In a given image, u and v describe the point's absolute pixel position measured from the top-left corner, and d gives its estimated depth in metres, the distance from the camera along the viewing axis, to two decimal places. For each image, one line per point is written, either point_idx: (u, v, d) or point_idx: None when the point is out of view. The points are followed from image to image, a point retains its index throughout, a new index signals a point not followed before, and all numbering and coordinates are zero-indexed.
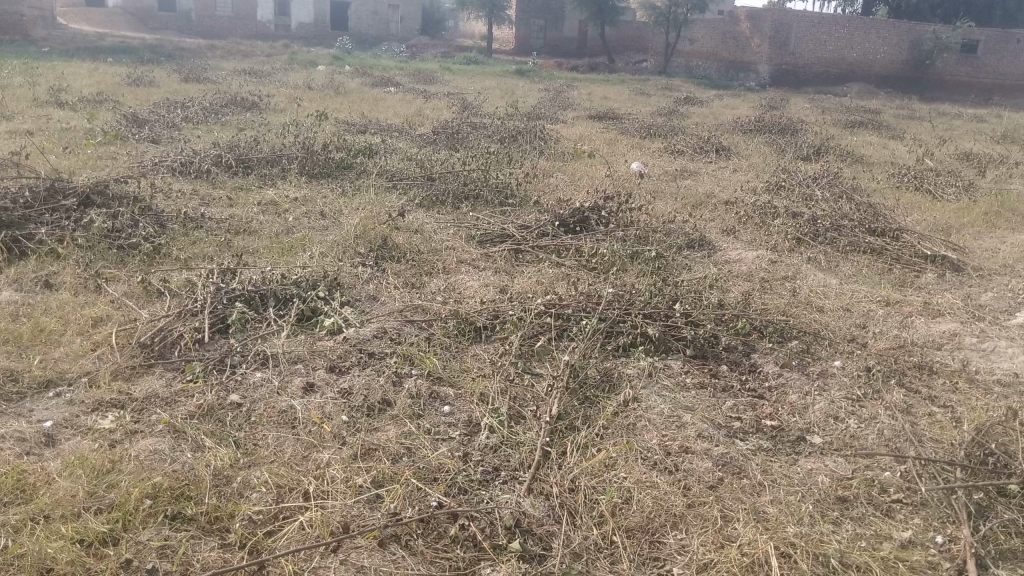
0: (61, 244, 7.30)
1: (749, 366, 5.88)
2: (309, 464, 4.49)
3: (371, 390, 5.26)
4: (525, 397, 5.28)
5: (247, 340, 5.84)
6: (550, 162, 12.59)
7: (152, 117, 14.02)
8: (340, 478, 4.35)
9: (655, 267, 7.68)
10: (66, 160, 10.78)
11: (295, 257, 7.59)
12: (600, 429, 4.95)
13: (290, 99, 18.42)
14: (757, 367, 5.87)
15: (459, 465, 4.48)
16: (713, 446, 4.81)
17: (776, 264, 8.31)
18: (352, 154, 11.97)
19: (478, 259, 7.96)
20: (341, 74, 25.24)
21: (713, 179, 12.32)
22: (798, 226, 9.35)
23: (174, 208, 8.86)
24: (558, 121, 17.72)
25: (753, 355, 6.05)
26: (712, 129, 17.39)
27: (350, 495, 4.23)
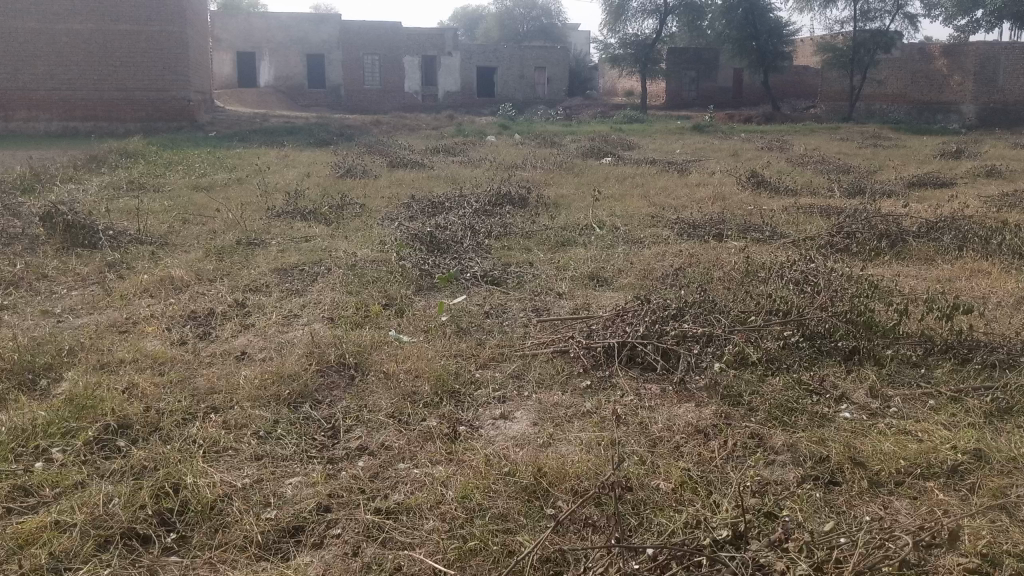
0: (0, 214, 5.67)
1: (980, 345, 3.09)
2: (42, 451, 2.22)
3: (259, 364, 2.98)
4: (537, 370, 2.84)
5: (139, 303, 3.79)
6: (669, 163, 10.15)
7: (242, 138, 12.87)
8: (70, 484, 2.05)
9: (796, 241, 5.05)
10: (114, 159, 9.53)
11: (287, 233, 5.58)
12: (656, 430, 2.37)
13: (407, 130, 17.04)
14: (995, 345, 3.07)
15: (324, 481, 2.07)
16: (910, 468, 2.11)
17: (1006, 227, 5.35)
18: (428, 160, 10.07)
19: (539, 233, 5.63)
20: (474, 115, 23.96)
21: (884, 173, 9.39)
22: (1018, 203, 6.38)
23: (185, 194, 7.16)
24: (703, 137, 15.14)
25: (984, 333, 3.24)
26: (886, 140, 14.26)
27: (61, 513, 1.91)
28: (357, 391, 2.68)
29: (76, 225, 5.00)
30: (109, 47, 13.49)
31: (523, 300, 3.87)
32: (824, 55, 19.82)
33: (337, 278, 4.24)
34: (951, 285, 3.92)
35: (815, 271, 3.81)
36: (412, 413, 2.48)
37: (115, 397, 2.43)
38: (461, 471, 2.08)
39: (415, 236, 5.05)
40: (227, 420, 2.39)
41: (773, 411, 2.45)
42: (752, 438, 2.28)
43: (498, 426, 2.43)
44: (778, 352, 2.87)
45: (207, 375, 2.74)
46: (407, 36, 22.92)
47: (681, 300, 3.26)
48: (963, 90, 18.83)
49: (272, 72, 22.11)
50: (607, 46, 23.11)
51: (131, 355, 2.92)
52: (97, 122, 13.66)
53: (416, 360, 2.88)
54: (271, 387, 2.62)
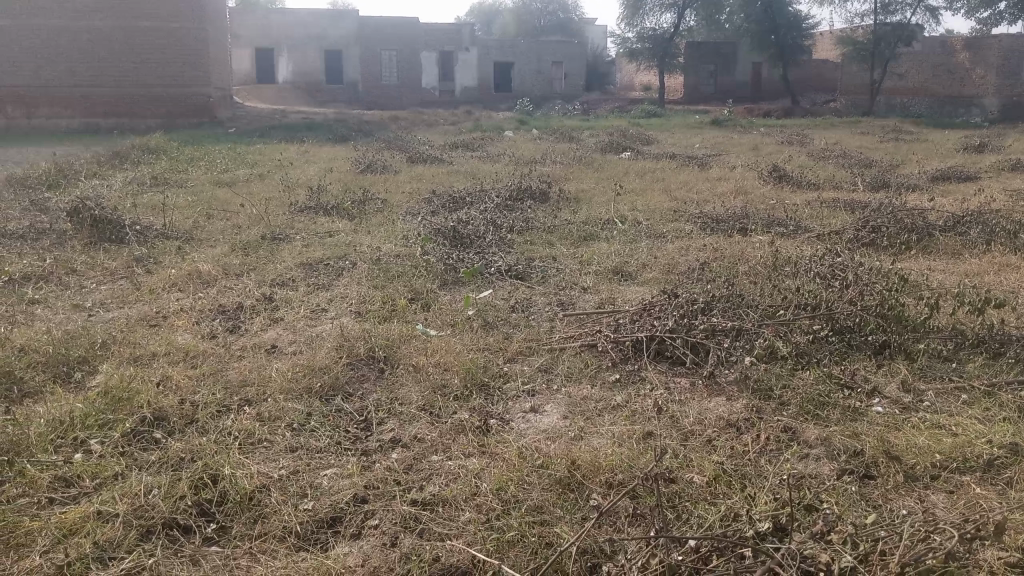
0: (28, 211, 5.74)
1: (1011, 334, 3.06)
2: (79, 432, 2.25)
3: (289, 353, 3.01)
4: (565, 364, 2.85)
5: (168, 297, 3.83)
6: (688, 157, 10.12)
7: (263, 133, 12.95)
8: (106, 467, 2.07)
9: (820, 236, 5.02)
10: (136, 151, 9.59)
11: (310, 228, 5.61)
12: (687, 419, 2.37)
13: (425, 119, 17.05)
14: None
15: (359, 471, 2.07)
16: (946, 461, 2.10)
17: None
18: (447, 155, 10.08)
19: (562, 228, 5.63)
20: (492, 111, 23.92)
21: (906, 167, 9.33)
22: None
23: (209, 188, 7.21)
24: (721, 130, 15.08)
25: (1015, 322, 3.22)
26: (906, 134, 14.13)
27: (100, 495, 1.93)
28: (387, 384, 2.70)
29: (103, 220, 5.04)
30: (130, 44, 13.62)
31: (548, 294, 3.88)
32: (845, 48, 19.65)
33: (362, 273, 4.26)
34: (977, 280, 3.91)
35: (843, 267, 3.80)
36: (443, 406, 2.49)
37: (150, 390, 2.45)
38: (495, 464, 2.09)
39: (438, 229, 5.06)
40: (260, 412, 2.42)
41: (803, 405, 2.45)
42: (785, 432, 2.28)
43: (528, 419, 2.43)
44: (807, 346, 2.87)
45: (239, 369, 2.76)
46: (425, 32, 23.00)
47: (708, 294, 3.26)
48: (985, 84, 18.66)
49: (290, 68, 22.18)
50: (625, 40, 23.03)
51: (162, 348, 2.95)
52: (117, 118, 13.74)
53: (445, 353, 2.89)
54: (302, 380, 2.65)
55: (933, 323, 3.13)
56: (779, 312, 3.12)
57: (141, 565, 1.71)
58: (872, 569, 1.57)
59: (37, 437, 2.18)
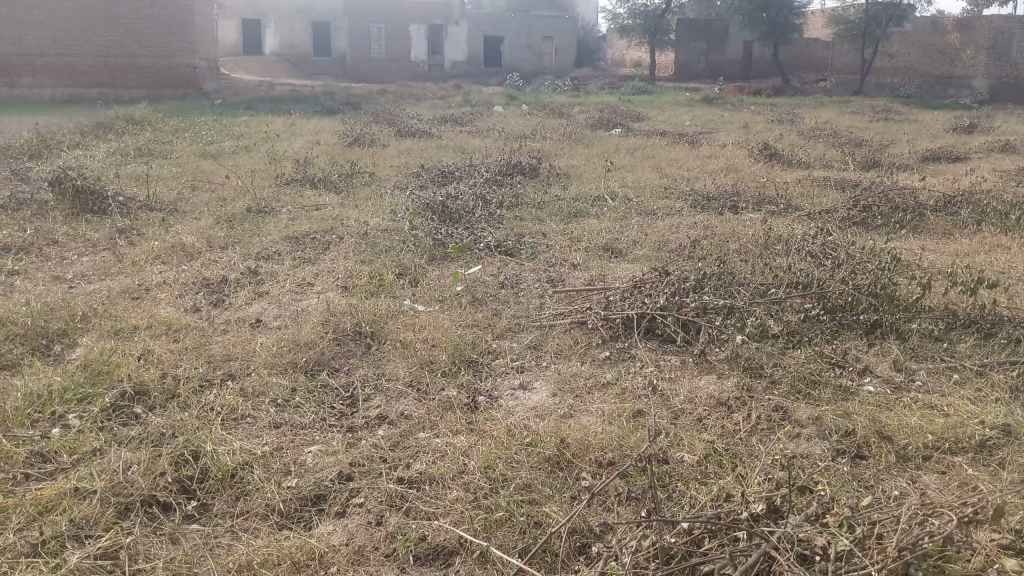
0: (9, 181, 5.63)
1: (999, 313, 3.04)
2: (55, 404, 2.19)
3: (275, 326, 2.97)
4: (554, 341, 2.81)
5: (151, 270, 3.76)
6: (679, 134, 10.05)
7: (249, 105, 12.78)
8: (82, 443, 2.02)
9: (811, 214, 5.00)
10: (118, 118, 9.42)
11: (296, 201, 5.53)
12: (677, 397, 2.34)
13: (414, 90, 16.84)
14: (1016, 315, 3.03)
15: (344, 449, 2.03)
16: (938, 442, 2.08)
17: (1023, 197, 5.30)
18: (436, 129, 9.99)
19: (552, 204, 5.58)
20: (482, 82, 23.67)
21: (895, 147, 9.31)
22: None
23: (193, 159, 7.09)
24: (711, 108, 15.02)
25: (1003, 301, 3.20)
26: (896, 114, 14.10)
27: (76, 471, 1.89)
28: (373, 360, 2.66)
29: (85, 190, 4.94)
30: (114, 13, 13.39)
31: (537, 270, 3.83)
32: (837, 27, 19.56)
33: (349, 247, 4.20)
34: (967, 260, 3.90)
35: (835, 248, 3.78)
36: (431, 382, 2.46)
37: (130, 364, 2.40)
38: (483, 442, 2.05)
39: (426, 204, 5.00)
40: (244, 387, 2.37)
41: (793, 383, 2.43)
42: (777, 411, 2.25)
43: (517, 396, 2.40)
44: (798, 325, 2.85)
45: (222, 343, 2.71)
46: (414, 5, 22.73)
47: (699, 272, 3.22)
48: (976, 63, 18.79)
49: (277, 40, 21.91)
50: (616, 16, 22.83)
51: (144, 321, 2.89)
52: (101, 88, 13.52)
53: (433, 329, 2.85)
54: (286, 355, 2.60)
55: (924, 303, 3.11)
56: (769, 290, 3.09)
57: (119, 543, 1.67)
58: (866, 552, 1.55)
59: (14, 412, 2.13)
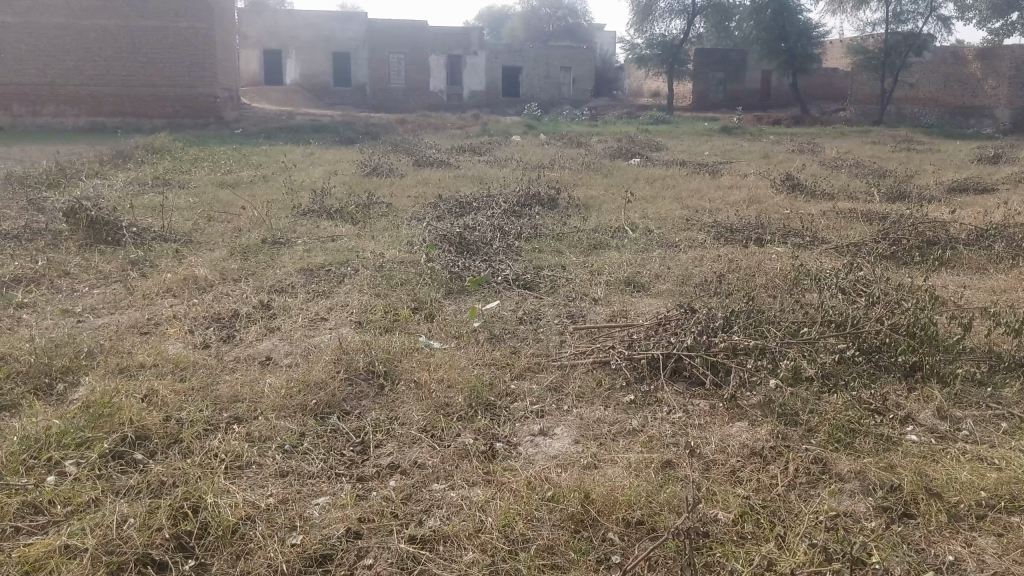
0: (25, 211, 5.60)
1: None
2: (50, 449, 2.08)
3: (287, 364, 2.86)
4: (576, 383, 2.69)
5: (162, 303, 3.67)
6: (699, 164, 9.93)
7: (268, 134, 12.83)
8: (74, 494, 1.90)
9: (838, 248, 4.86)
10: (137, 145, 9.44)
11: (312, 231, 5.47)
12: (707, 446, 2.20)
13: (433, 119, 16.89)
14: None
15: (351, 504, 1.90)
16: (993, 501, 1.92)
17: None
18: (454, 159, 9.96)
19: (572, 235, 5.48)
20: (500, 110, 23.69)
21: (920, 178, 9.16)
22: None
23: (210, 189, 7.06)
24: (731, 137, 14.94)
25: None
26: (918, 144, 13.94)
27: (65, 528, 1.77)
28: (386, 402, 2.55)
29: (100, 221, 4.91)
30: (137, 44, 13.53)
31: (557, 305, 3.72)
32: (856, 57, 19.48)
33: (365, 279, 4.11)
34: (1005, 296, 3.75)
35: (868, 285, 3.65)
36: (447, 426, 2.34)
37: (133, 405, 2.29)
38: (501, 496, 1.92)
39: (443, 236, 4.91)
40: (250, 431, 2.27)
41: (831, 432, 2.29)
42: (816, 462, 2.12)
43: (537, 443, 2.27)
44: (833, 367, 2.71)
45: (230, 383, 2.60)
46: (434, 36, 22.89)
47: (727, 310, 3.10)
48: (997, 94, 18.50)
49: (298, 70, 22.10)
50: (634, 46, 22.84)
51: (151, 359, 2.79)
52: (122, 117, 13.59)
53: (449, 369, 2.73)
54: (297, 396, 2.49)
55: (965, 344, 2.96)
56: (801, 330, 2.96)
57: None
58: None
59: (8, 457, 2.02)
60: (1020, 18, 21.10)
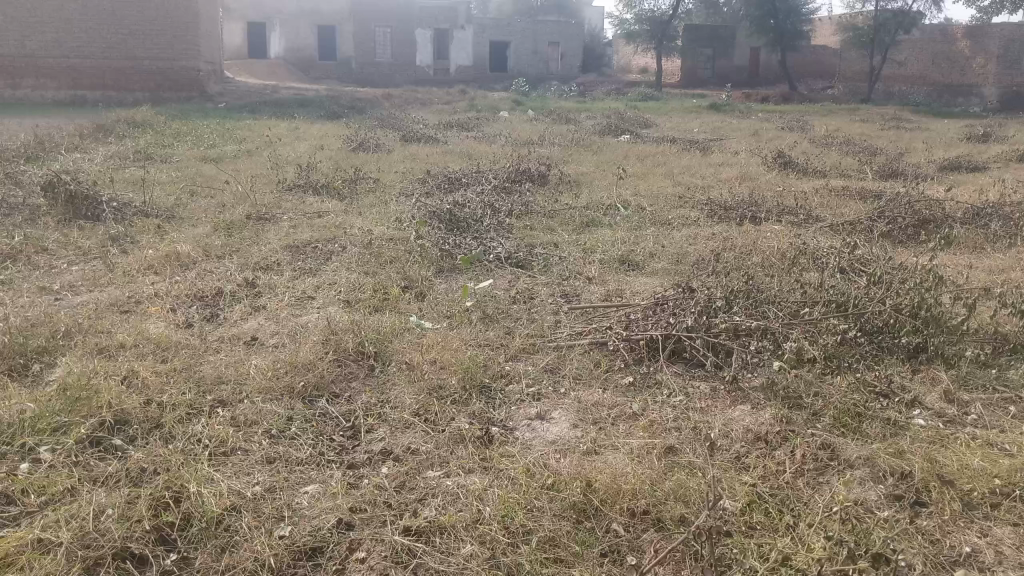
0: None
1: None
2: (20, 434, 1.98)
3: (275, 345, 2.77)
4: (572, 364, 2.61)
5: (143, 280, 3.56)
6: (690, 141, 9.85)
7: (253, 109, 12.62)
8: (47, 485, 1.80)
9: (834, 226, 4.80)
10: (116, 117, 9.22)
11: (298, 207, 5.34)
12: (712, 432, 2.12)
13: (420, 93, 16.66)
14: None
15: (342, 494, 1.82)
16: (1008, 490, 1.86)
17: None
18: (442, 135, 9.81)
19: (563, 212, 5.39)
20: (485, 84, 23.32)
21: (911, 156, 9.11)
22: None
23: (192, 164, 6.89)
24: (721, 115, 14.82)
25: None
26: (907, 122, 13.90)
27: (35, 523, 1.67)
28: (378, 385, 2.46)
29: (79, 196, 4.77)
30: (118, 16, 13.23)
31: (551, 284, 3.63)
32: (846, 34, 19.37)
33: (353, 257, 4.01)
34: (1005, 275, 3.70)
35: (868, 265, 3.59)
36: (441, 410, 2.26)
37: (112, 387, 2.19)
38: (498, 484, 1.84)
39: (433, 212, 4.80)
40: (236, 415, 2.18)
41: (837, 416, 2.22)
42: (823, 449, 2.05)
43: (534, 428, 2.19)
44: (835, 348, 2.65)
45: (214, 364, 2.50)
46: (420, 10, 22.59)
47: (727, 289, 3.02)
48: (985, 73, 18.48)
49: (282, 43, 21.75)
50: (622, 21, 22.64)
51: (131, 339, 2.68)
52: (104, 91, 13.31)
53: (441, 350, 2.64)
54: (284, 378, 2.39)
55: (968, 324, 2.90)
56: (802, 310, 2.90)
57: None
58: None
59: None
60: None
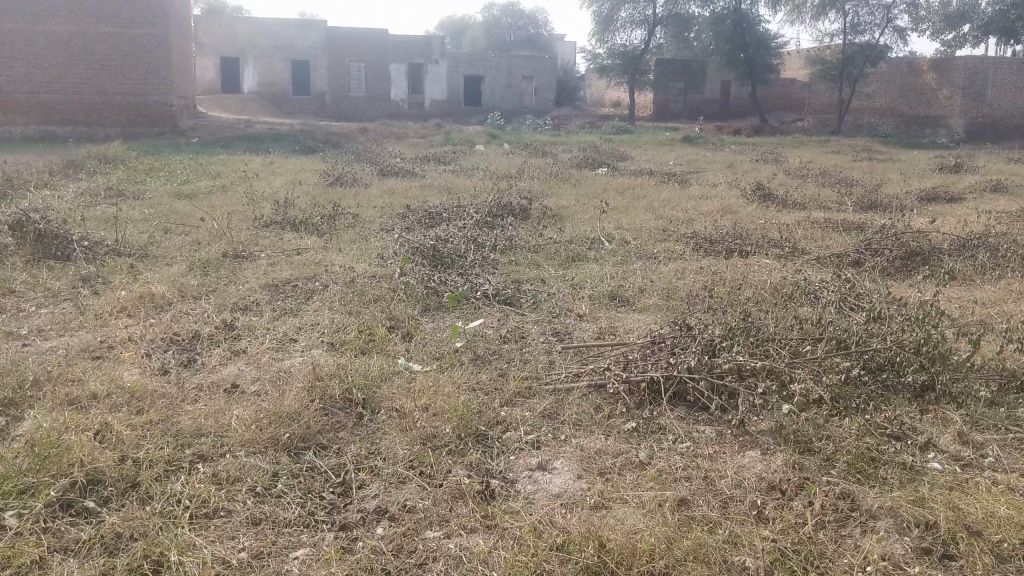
0: None
1: None
2: None
3: (256, 391, 2.63)
4: (571, 409, 2.50)
5: (116, 324, 3.40)
6: (667, 173, 9.86)
7: (227, 143, 12.49)
8: (14, 556, 1.66)
9: (821, 258, 4.76)
10: (87, 152, 9.06)
11: (276, 244, 5.21)
12: (723, 483, 2.02)
13: (395, 127, 16.63)
14: None
15: (338, 560, 1.70)
16: None
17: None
18: (419, 168, 9.75)
19: (547, 247, 5.30)
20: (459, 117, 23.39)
21: (888, 187, 9.16)
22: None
23: (164, 200, 6.74)
24: (696, 147, 14.92)
25: None
26: (878, 153, 14.07)
27: None
28: (368, 434, 2.33)
29: (48, 234, 4.62)
30: (90, 51, 13.09)
31: (541, 322, 3.53)
32: (814, 68, 19.62)
33: (335, 295, 3.89)
34: (1001, 308, 3.66)
35: (864, 300, 3.53)
36: (436, 461, 2.14)
37: (84, 443, 2.05)
38: (504, 546, 1.74)
39: (416, 248, 4.69)
40: (218, 472, 2.04)
41: (851, 462, 2.13)
42: (843, 498, 1.96)
43: (536, 480, 2.08)
44: (841, 389, 2.56)
45: (192, 415, 2.36)
46: (394, 44, 22.63)
47: (725, 326, 2.93)
48: (952, 104, 18.69)
49: (255, 78, 21.66)
50: (595, 56, 22.80)
51: (103, 388, 2.54)
52: (75, 126, 13.14)
53: (433, 395, 2.52)
54: (268, 429, 2.26)
55: (972, 359, 2.84)
56: (804, 348, 2.81)
57: None
58: None
59: None
60: (971, 29, 21.58)
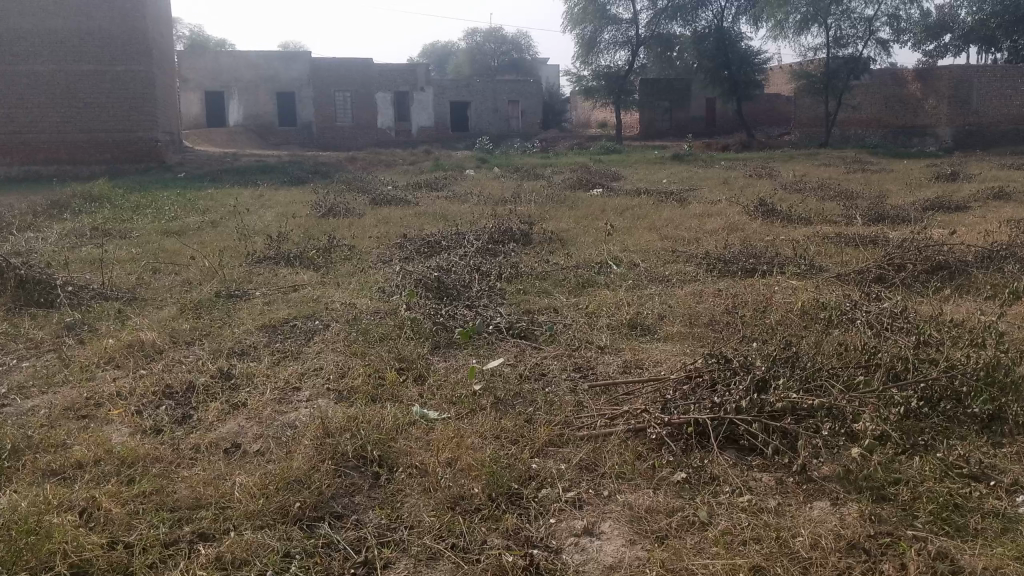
0: None
1: None
2: None
3: (260, 451, 2.37)
4: (611, 459, 2.25)
5: (102, 378, 3.13)
6: (665, 193, 9.65)
7: (215, 177, 12.29)
8: None
9: (841, 275, 4.54)
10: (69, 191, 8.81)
11: (271, 281, 4.96)
12: (796, 542, 1.78)
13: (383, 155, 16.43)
14: None
15: None
16: None
17: None
18: (411, 196, 9.52)
19: (554, 274, 5.05)
20: (447, 142, 23.20)
21: (890, 198, 8.99)
22: None
23: (151, 238, 6.48)
24: (688, 164, 14.79)
25: None
26: (871, 165, 13.96)
27: None
28: (388, 497, 2.09)
29: (30, 280, 4.36)
30: (72, 88, 12.86)
31: (561, 357, 3.28)
32: (798, 82, 19.61)
33: (336, 336, 3.63)
34: None
35: (906, 319, 3.30)
36: (467, 530, 1.90)
37: (68, 528, 1.80)
38: None
39: (419, 280, 4.45)
40: (223, 553, 1.80)
41: (936, 511, 1.90)
42: (939, 558, 1.73)
43: (584, 549, 1.84)
44: (905, 425, 2.33)
45: (190, 483, 2.11)
46: (379, 72, 22.44)
47: (765, 355, 2.68)
48: (938, 114, 18.59)
49: (241, 111, 21.66)
50: (580, 78, 22.64)
51: (91, 454, 2.28)
52: (58, 165, 12.95)
53: (457, 449, 2.27)
54: (276, 498, 2.01)
55: None
56: (857, 379, 2.57)
57: None
58: None
59: None
60: (953, 39, 21.63)
